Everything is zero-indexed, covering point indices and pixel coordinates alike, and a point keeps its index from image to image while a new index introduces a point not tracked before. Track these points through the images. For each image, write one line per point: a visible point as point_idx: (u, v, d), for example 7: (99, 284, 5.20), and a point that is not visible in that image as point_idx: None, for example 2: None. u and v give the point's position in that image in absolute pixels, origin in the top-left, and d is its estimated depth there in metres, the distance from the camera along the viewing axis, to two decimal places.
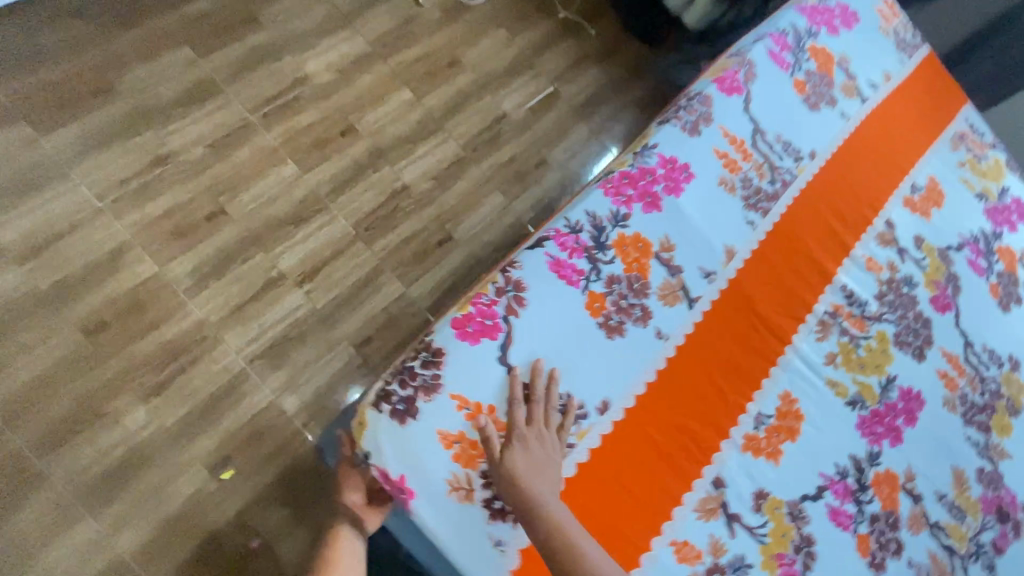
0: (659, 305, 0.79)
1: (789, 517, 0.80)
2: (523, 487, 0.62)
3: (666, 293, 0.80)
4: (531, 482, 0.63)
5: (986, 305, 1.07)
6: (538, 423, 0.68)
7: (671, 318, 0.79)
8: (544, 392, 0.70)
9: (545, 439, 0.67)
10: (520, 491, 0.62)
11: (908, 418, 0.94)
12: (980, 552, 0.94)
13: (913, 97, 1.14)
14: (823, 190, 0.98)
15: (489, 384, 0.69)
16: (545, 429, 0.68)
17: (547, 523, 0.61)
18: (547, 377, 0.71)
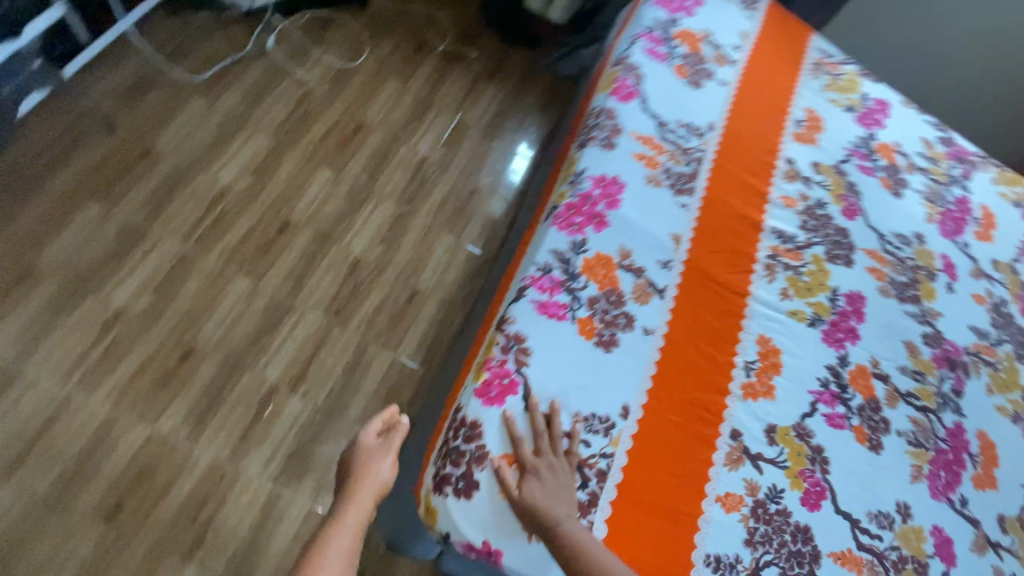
0: (638, 306, 0.90)
1: (798, 437, 0.94)
2: (540, 515, 0.70)
3: (640, 294, 0.91)
4: (549, 510, 0.71)
5: (884, 198, 1.26)
6: (546, 453, 0.75)
7: (651, 313, 0.91)
8: (551, 422, 0.78)
9: (556, 466, 0.75)
10: (539, 520, 0.70)
11: (858, 316, 1.10)
12: (948, 401, 1.12)
13: (771, 45, 1.31)
14: (728, 153, 1.12)
15: (503, 434, 0.76)
16: (554, 457, 0.75)
17: (566, 543, 0.69)
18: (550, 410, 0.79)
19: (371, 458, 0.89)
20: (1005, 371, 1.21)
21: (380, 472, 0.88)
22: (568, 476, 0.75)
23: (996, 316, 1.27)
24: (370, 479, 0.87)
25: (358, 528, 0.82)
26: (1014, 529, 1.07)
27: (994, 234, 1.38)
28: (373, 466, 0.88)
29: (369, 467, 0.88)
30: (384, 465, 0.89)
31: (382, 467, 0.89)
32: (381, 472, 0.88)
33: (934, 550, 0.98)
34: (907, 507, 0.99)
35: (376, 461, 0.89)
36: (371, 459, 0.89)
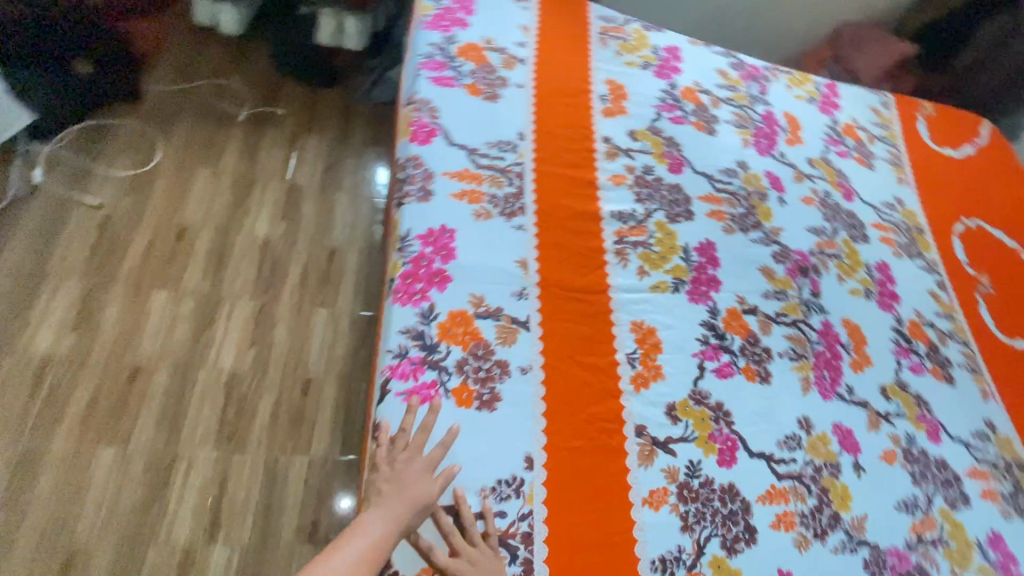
0: (508, 349, 0.88)
1: (697, 403, 0.98)
2: None
3: (507, 336, 0.89)
4: None
5: (701, 141, 1.34)
6: (464, 548, 0.71)
7: (523, 351, 0.89)
8: (460, 513, 0.74)
9: (478, 558, 0.71)
10: None
11: (713, 263, 1.16)
12: (811, 305, 1.24)
13: (554, 30, 1.32)
14: (547, 157, 1.11)
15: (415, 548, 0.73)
16: (473, 548, 0.72)
17: None
18: (456, 499, 0.76)
19: (410, 463, 0.71)
20: (845, 258, 1.36)
21: (415, 491, 0.69)
22: (494, 561, 0.72)
23: (825, 210, 1.43)
24: (400, 494, 0.68)
25: (373, 553, 0.63)
26: (895, 393, 1.21)
27: (800, 136, 1.53)
28: (414, 487, 0.69)
29: (408, 486, 0.69)
30: (423, 483, 0.70)
31: (415, 483, 0.69)
32: (424, 497, 0.69)
33: (841, 446, 1.08)
34: (808, 420, 1.07)
35: (420, 481, 0.70)
36: (415, 471, 0.70)
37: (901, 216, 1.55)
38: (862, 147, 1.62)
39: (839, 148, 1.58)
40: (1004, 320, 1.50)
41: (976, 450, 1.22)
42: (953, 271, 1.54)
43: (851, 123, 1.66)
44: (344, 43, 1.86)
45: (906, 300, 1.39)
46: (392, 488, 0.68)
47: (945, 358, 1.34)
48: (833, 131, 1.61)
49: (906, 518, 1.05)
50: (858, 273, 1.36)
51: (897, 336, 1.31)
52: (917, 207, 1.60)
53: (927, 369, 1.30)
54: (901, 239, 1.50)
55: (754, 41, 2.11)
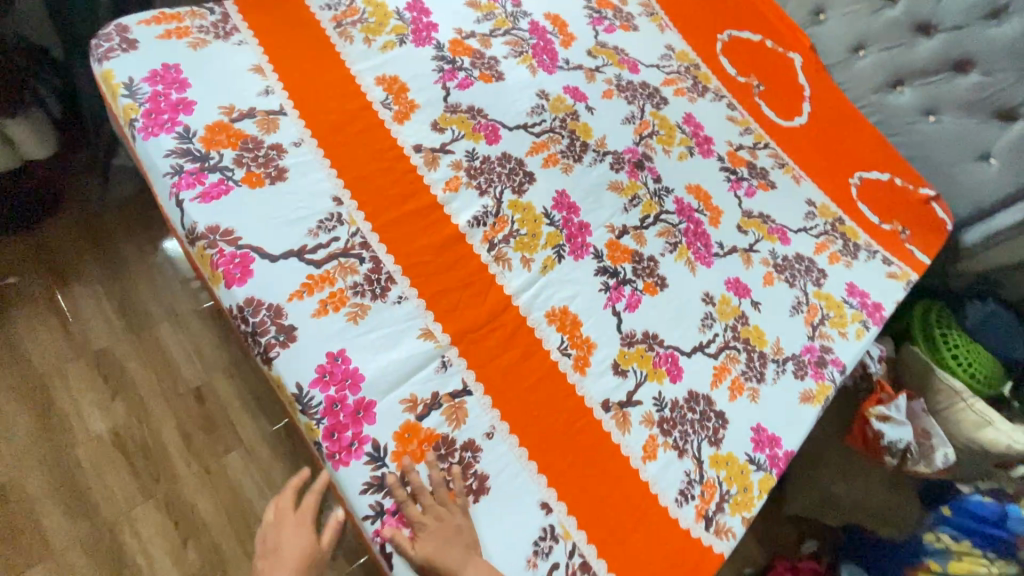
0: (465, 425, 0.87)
1: (631, 345, 1.06)
2: None
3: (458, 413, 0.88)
4: None
5: (497, 93, 1.28)
6: None
7: (480, 417, 0.89)
8: None
9: None
10: None
11: (573, 210, 1.18)
12: (660, 192, 1.34)
13: (287, 51, 1.10)
14: (376, 207, 1.00)
15: None
16: None
17: None
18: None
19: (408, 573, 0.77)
20: (660, 130, 1.46)
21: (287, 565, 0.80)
22: None
23: (625, 94, 1.48)
24: (281, 564, 0.80)
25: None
26: (748, 225, 1.41)
27: (571, 32, 1.52)
28: (291, 551, 0.82)
29: (287, 554, 0.82)
30: (301, 545, 0.83)
31: (295, 550, 0.82)
32: (305, 550, 0.83)
33: (738, 297, 1.26)
34: (709, 293, 1.22)
35: (299, 541, 0.84)
36: (289, 538, 0.84)
37: (678, 61, 1.66)
38: (621, 12, 1.66)
39: (605, 25, 1.60)
40: (781, 108, 1.76)
41: (813, 230, 1.50)
42: (733, 86, 1.73)
43: None
44: (26, 156, 1.44)
45: (717, 138, 1.56)
46: (275, 559, 0.82)
47: (762, 168, 1.56)
48: (592, 9, 1.61)
49: (800, 318, 1.30)
50: (675, 138, 1.47)
51: (727, 174, 1.49)
52: (686, 44, 1.72)
53: (757, 187, 1.51)
54: (688, 83, 1.63)
55: None
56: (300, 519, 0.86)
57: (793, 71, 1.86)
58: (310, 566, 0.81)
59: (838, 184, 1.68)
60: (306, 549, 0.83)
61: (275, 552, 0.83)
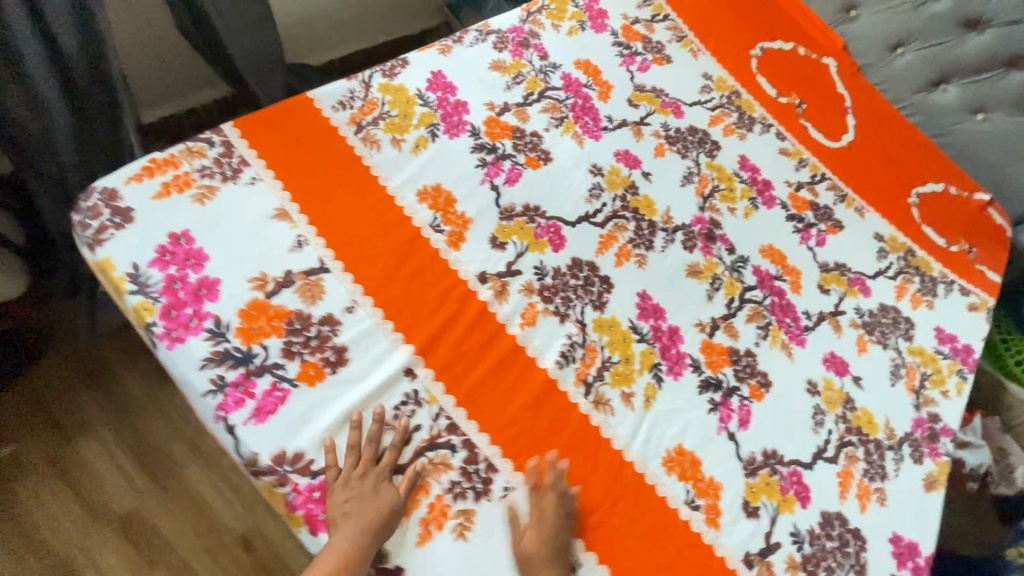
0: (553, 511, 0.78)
1: (755, 474, 0.95)
2: None
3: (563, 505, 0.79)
4: None
5: (549, 180, 1.10)
6: None
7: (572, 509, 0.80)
8: None
9: None
10: None
11: (660, 315, 1.04)
12: (736, 264, 1.20)
13: (310, 183, 0.91)
14: (457, 373, 0.85)
15: None
16: None
17: None
18: None
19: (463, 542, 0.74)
20: (720, 184, 1.31)
21: (365, 520, 0.69)
22: None
23: (676, 147, 1.32)
24: (362, 513, 0.69)
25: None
26: (828, 282, 1.29)
27: (606, 80, 1.33)
28: (368, 509, 0.69)
29: (373, 502, 0.70)
30: (381, 499, 0.71)
31: (375, 500, 0.70)
32: (385, 508, 0.70)
33: (839, 376, 1.15)
34: (812, 381, 1.11)
35: (382, 494, 0.71)
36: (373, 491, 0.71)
37: (719, 92, 1.49)
38: (651, 43, 1.48)
39: (638, 62, 1.42)
40: (828, 125, 1.62)
41: (889, 271, 1.38)
42: (776, 109, 1.57)
43: (625, 21, 1.48)
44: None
45: (776, 180, 1.41)
46: (359, 501, 0.70)
47: (826, 207, 1.43)
48: (621, 46, 1.43)
49: (902, 385, 1.19)
50: (737, 191, 1.33)
51: (794, 223, 1.35)
52: (722, 68, 1.55)
53: (826, 232, 1.38)
54: (735, 118, 1.47)
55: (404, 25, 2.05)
56: (381, 468, 0.74)
57: (830, 80, 1.71)
58: (390, 522, 0.70)
59: (899, 205, 1.56)
60: (386, 506, 0.71)
61: (358, 497, 0.70)
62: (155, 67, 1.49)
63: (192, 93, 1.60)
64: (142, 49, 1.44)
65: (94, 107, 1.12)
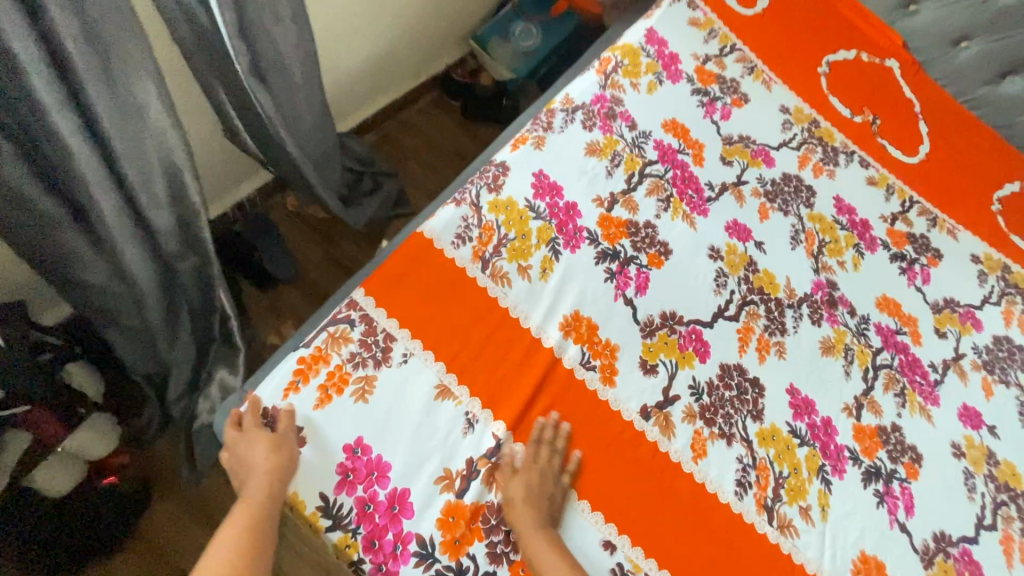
0: (526, 469, 0.79)
1: (931, 563, 0.96)
2: None
3: (537, 460, 0.81)
4: None
5: (675, 277, 1.05)
6: None
7: (552, 463, 0.81)
8: None
9: None
10: None
11: (810, 408, 1.02)
12: (861, 326, 1.17)
13: (460, 346, 0.87)
14: (651, 532, 0.83)
15: None
16: None
17: None
18: None
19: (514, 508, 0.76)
20: (825, 237, 1.27)
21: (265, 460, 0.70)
22: None
23: (777, 203, 1.26)
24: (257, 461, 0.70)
25: (253, 543, 0.63)
26: (943, 323, 1.27)
27: (696, 139, 1.26)
28: (257, 454, 0.70)
29: (250, 450, 0.71)
30: (265, 444, 0.71)
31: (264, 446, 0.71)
32: (268, 443, 0.71)
33: (976, 430, 1.15)
34: (955, 443, 1.11)
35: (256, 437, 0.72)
36: (244, 443, 0.71)
37: (799, 125, 1.43)
38: (726, 83, 1.39)
39: (719, 109, 1.34)
40: (903, 140, 1.56)
41: (992, 297, 1.37)
42: (853, 131, 1.51)
43: (696, 62, 1.39)
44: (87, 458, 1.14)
45: (872, 217, 1.37)
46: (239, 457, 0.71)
47: (922, 237, 1.39)
48: (699, 92, 1.34)
49: None
50: (841, 240, 1.28)
51: (899, 262, 1.32)
52: (796, 97, 1.48)
53: (928, 266, 1.35)
54: (820, 153, 1.41)
55: (428, 64, 1.92)
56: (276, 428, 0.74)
57: (897, 85, 1.64)
58: (281, 449, 0.72)
59: (983, 216, 1.53)
60: (271, 446, 0.71)
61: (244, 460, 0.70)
62: (220, 176, 1.40)
63: (240, 186, 1.52)
64: (214, 168, 1.35)
65: (180, 263, 0.99)
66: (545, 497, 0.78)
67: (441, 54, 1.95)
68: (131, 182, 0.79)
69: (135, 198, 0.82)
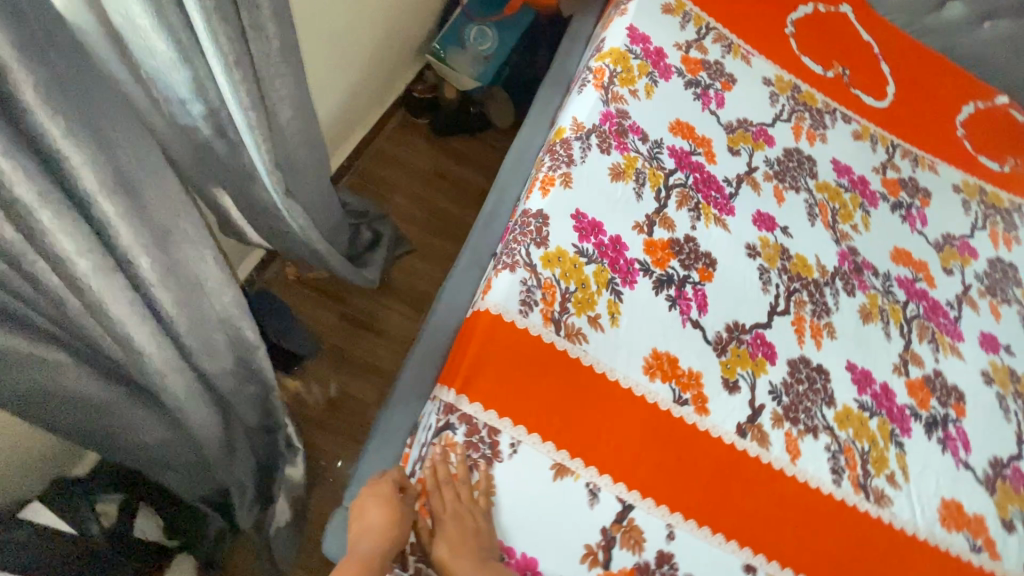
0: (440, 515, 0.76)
1: (996, 489, 1.07)
2: None
3: (444, 504, 0.77)
4: None
5: (726, 286, 1.08)
6: None
7: (461, 497, 0.78)
8: None
9: None
10: None
11: (869, 378, 1.09)
12: (886, 285, 1.26)
13: (561, 419, 0.86)
14: (780, 545, 0.88)
15: None
16: None
17: None
18: None
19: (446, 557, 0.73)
20: (835, 204, 1.33)
21: (384, 522, 0.73)
22: None
23: (787, 182, 1.30)
24: (377, 518, 0.73)
25: None
26: (947, 260, 1.38)
27: (703, 136, 1.27)
28: (381, 514, 0.73)
29: (378, 507, 0.74)
30: (388, 505, 0.74)
31: (386, 509, 0.74)
32: (394, 509, 0.74)
33: (997, 353, 1.27)
34: (985, 371, 1.23)
35: (385, 496, 0.75)
36: (371, 498, 0.75)
37: (784, 95, 1.46)
38: (712, 67, 1.39)
39: (713, 97, 1.35)
40: (873, 85, 1.63)
41: (979, 222, 1.49)
42: (830, 88, 1.56)
43: (680, 51, 1.38)
44: None
45: (867, 172, 1.44)
46: (367, 507, 0.74)
47: (911, 179, 1.49)
48: (692, 84, 1.34)
49: None
50: (848, 203, 1.35)
51: (899, 211, 1.41)
52: (775, 66, 1.50)
53: (922, 207, 1.45)
54: (809, 120, 1.45)
55: (389, 88, 1.82)
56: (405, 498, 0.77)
57: (856, 31, 1.69)
58: (400, 522, 0.74)
59: (953, 143, 1.64)
60: (394, 514, 0.74)
61: (370, 515, 0.73)
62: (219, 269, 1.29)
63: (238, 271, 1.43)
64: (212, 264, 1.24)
65: (239, 396, 0.92)
66: (469, 531, 0.75)
67: (399, 75, 1.86)
68: (192, 346, 0.73)
69: (196, 360, 0.75)
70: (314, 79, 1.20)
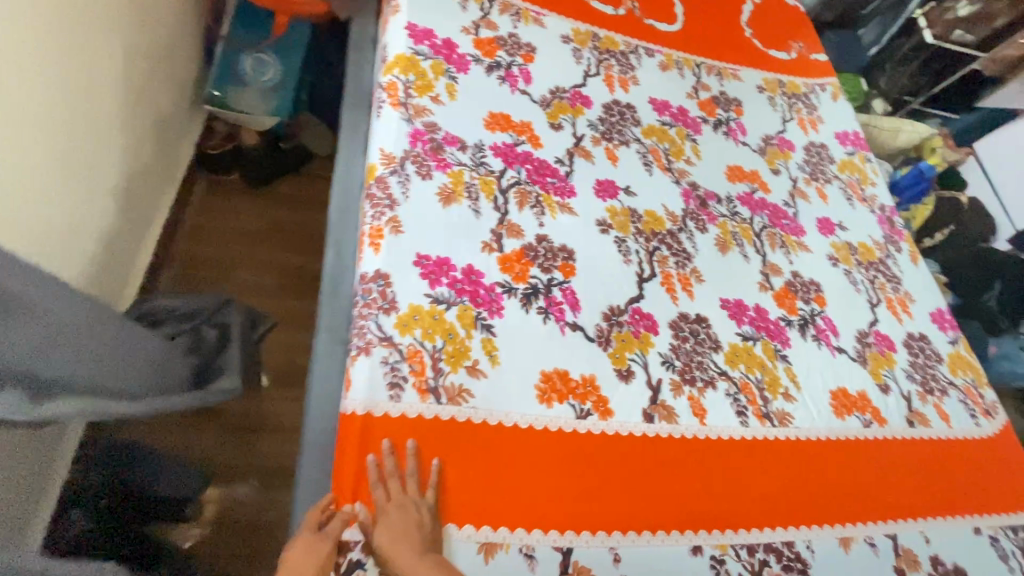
0: (383, 514, 0.75)
1: (868, 359, 1.19)
2: None
3: (390, 494, 0.77)
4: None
5: (592, 273, 1.05)
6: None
7: (407, 490, 0.78)
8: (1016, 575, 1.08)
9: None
10: None
11: (741, 306, 1.15)
12: (731, 208, 1.31)
13: (470, 495, 0.81)
14: (716, 509, 0.91)
15: None
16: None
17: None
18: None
19: (390, 547, 0.72)
20: (665, 145, 1.35)
21: None
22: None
23: (615, 139, 1.29)
24: None
25: None
26: (773, 161, 1.47)
27: (521, 122, 1.21)
28: None
29: None
30: None
31: None
32: None
33: (834, 234, 1.39)
34: (830, 254, 1.35)
35: None
36: None
37: (586, 48, 1.43)
38: (508, 42, 1.32)
39: (519, 74, 1.28)
40: (663, 11, 1.64)
41: (787, 115, 1.61)
42: (627, 25, 1.55)
43: (470, 36, 1.28)
44: None
45: (683, 101, 1.47)
46: None
47: (722, 94, 1.55)
48: (493, 68, 1.26)
49: (857, 203, 1.50)
50: (676, 139, 1.37)
51: (721, 129, 1.47)
52: (569, 20, 1.46)
53: (738, 117, 1.52)
54: (617, 66, 1.44)
55: (173, 146, 1.49)
56: None
57: None
58: None
59: (747, 45, 1.73)
60: None
61: None
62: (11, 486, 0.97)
63: (52, 473, 1.07)
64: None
65: None
66: (412, 524, 0.74)
67: (181, 131, 1.53)
68: None
69: None
70: (41, 200, 0.95)
